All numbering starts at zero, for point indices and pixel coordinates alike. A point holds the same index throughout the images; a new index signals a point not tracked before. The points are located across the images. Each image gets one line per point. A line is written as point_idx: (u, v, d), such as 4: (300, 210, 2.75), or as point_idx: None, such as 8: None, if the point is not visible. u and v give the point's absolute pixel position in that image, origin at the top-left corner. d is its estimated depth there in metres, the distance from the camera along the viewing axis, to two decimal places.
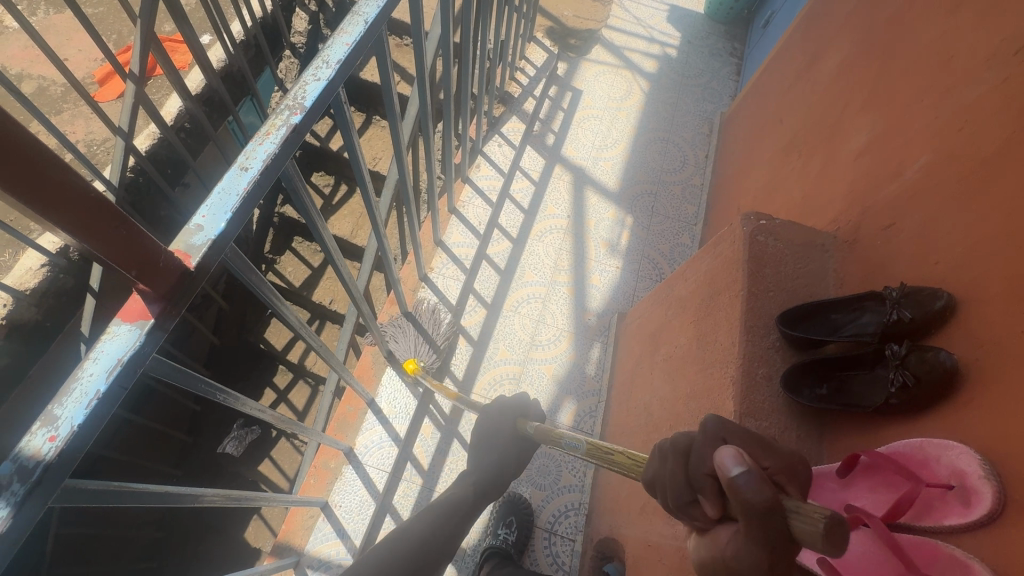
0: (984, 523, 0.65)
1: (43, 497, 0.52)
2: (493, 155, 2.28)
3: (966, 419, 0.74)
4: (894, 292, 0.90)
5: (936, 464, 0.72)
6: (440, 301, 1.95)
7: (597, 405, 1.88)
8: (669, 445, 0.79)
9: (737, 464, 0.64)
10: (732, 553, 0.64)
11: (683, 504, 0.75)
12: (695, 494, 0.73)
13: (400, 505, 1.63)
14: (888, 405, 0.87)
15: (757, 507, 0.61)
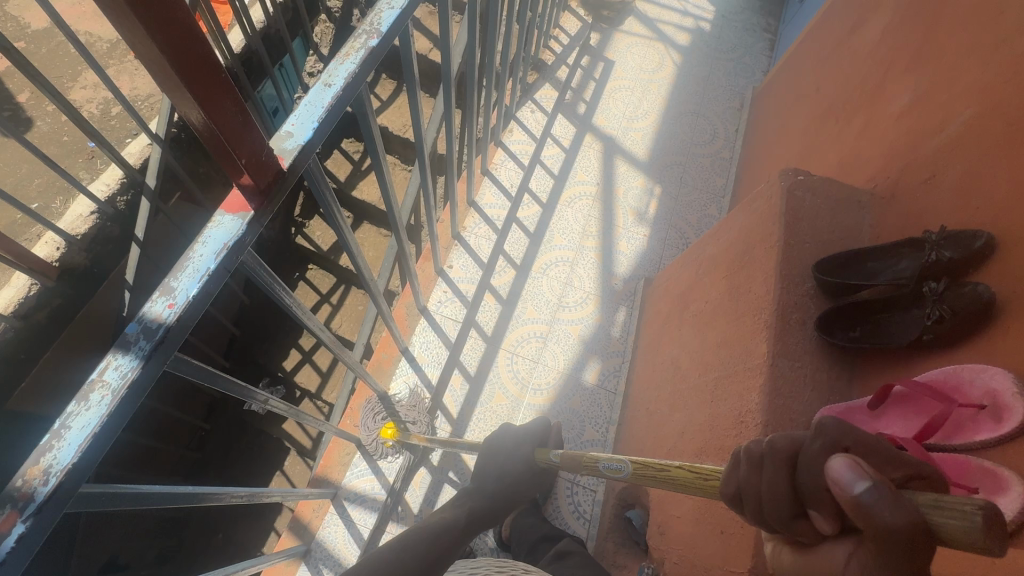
0: (1014, 434, 0.69)
1: (162, 357, 0.58)
2: (526, 120, 2.32)
3: (1003, 347, 0.78)
4: (933, 235, 0.93)
5: (969, 387, 0.76)
6: (472, 258, 2.01)
7: (621, 366, 1.93)
8: (761, 447, 0.62)
9: (859, 479, 0.52)
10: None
11: (785, 520, 0.60)
12: (802, 507, 0.59)
13: (430, 450, 1.71)
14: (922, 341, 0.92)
15: (904, 533, 0.48)
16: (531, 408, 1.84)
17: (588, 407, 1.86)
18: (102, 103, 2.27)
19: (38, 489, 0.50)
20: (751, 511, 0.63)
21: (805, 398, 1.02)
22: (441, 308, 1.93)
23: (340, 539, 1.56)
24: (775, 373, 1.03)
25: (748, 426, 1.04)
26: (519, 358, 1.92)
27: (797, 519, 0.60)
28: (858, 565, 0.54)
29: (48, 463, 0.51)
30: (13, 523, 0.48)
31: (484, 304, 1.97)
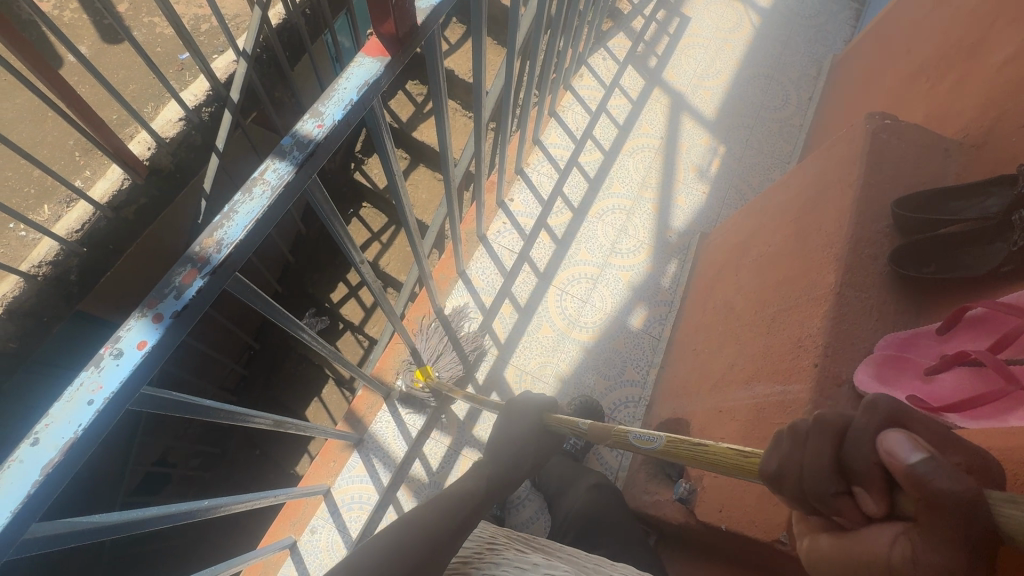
0: None
1: (310, 169, 0.65)
2: (597, 67, 2.33)
3: None
4: None
5: None
6: (533, 194, 2.07)
7: (668, 314, 1.96)
8: (810, 425, 0.64)
9: (914, 450, 0.54)
10: (903, 560, 0.54)
11: (825, 499, 0.61)
12: (849, 486, 0.60)
13: (475, 368, 1.82)
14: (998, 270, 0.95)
15: (956, 502, 0.50)
16: (576, 343, 1.90)
17: (631, 349, 1.90)
18: (194, 19, 2.38)
19: (213, 255, 0.58)
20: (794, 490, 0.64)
21: (868, 326, 1.04)
22: (499, 238, 1.99)
23: (389, 434, 1.68)
24: (840, 302, 1.06)
25: (807, 350, 1.07)
26: (569, 296, 1.96)
27: (841, 497, 0.61)
28: (902, 548, 0.55)
29: (219, 237, 0.59)
30: (193, 277, 0.57)
31: (539, 242, 2.01)
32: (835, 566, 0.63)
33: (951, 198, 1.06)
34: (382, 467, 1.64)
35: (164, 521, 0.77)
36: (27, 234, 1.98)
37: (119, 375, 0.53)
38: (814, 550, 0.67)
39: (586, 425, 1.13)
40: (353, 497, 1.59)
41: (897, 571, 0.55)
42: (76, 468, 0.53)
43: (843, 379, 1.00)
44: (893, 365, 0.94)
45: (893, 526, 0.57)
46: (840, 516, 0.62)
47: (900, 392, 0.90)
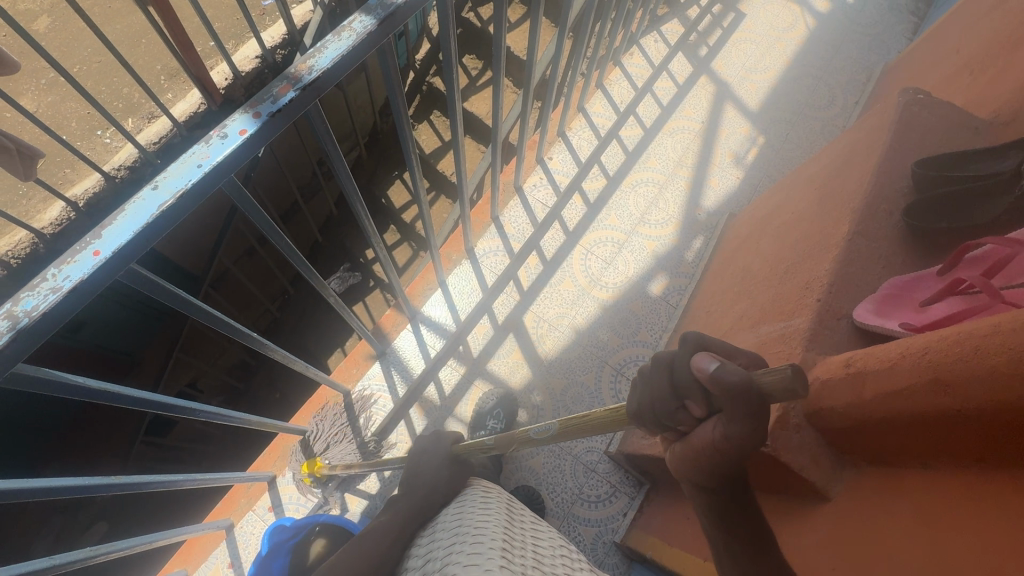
0: None
1: (389, 27, 0.77)
2: (648, 48, 2.43)
3: None
4: None
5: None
6: (572, 157, 2.17)
7: (687, 285, 2.01)
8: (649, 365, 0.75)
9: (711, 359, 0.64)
10: (723, 439, 0.65)
11: (667, 412, 0.72)
12: (680, 399, 0.71)
13: (497, 310, 1.91)
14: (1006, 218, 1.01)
15: (740, 391, 0.61)
16: (594, 300, 1.98)
17: (647, 313, 1.97)
18: None
19: (305, 75, 0.71)
20: (648, 419, 0.75)
21: (873, 272, 1.10)
22: (534, 192, 2.10)
23: (410, 352, 1.81)
24: (850, 248, 1.11)
25: (812, 290, 1.13)
26: (593, 256, 2.04)
27: (679, 412, 0.72)
28: (720, 431, 0.65)
29: (311, 63, 0.71)
30: (288, 89, 0.69)
31: (572, 203, 2.11)
32: (687, 466, 0.73)
33: (971, 162, 1.12)
34: (399, 380, 1.77)
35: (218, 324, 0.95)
36: (111, 141, 2.19)
37: (223, 149, 0.66)
38: (675, 460, 0.77)
39: (494, 442, 1.20)
40: (370, 403, 1.73)
41: (723, 450, 0.65)
42: (181, 219, 0.66)
43: (843, 314, 1.06)
44: (891, 301, 1.00)
45: (713, 419, 0.67)
46: (683, 425, 0.72)
47: (895, 320, 0.95)
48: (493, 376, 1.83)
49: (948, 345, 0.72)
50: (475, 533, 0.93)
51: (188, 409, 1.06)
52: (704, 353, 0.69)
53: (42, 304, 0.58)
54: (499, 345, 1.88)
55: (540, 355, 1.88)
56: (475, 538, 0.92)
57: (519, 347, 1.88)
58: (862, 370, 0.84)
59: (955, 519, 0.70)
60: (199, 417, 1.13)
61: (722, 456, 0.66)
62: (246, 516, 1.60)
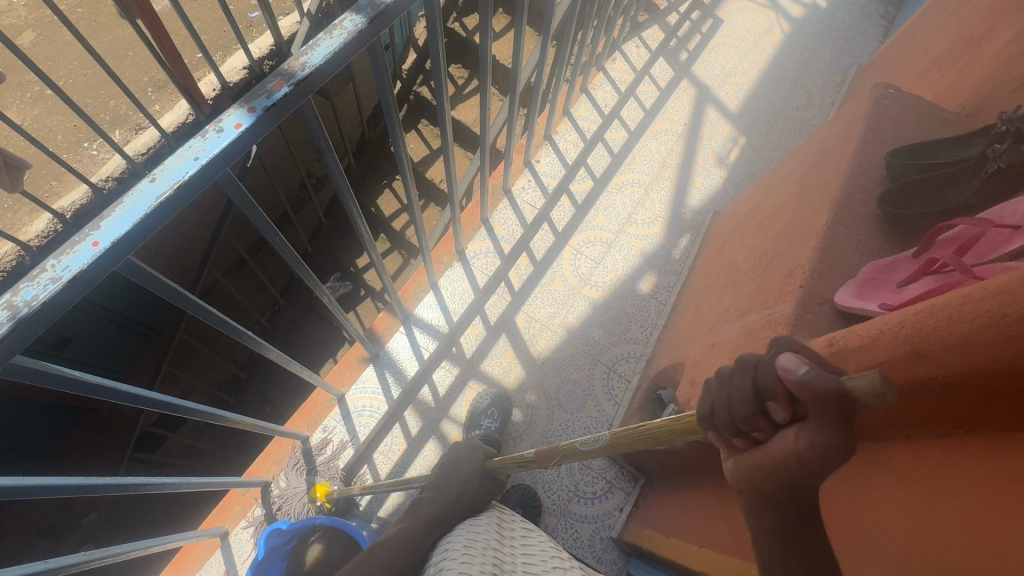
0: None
1: (380, 25, 0.79)
2: (630, 54, 2.49)
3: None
4: (1004, 118, 1.07)
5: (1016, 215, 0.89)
6: (559, 159, 2.20)
7: (675, 282, 2.05)
8: (731, 365, 0.67)
9: (802, 365, 0.58)
10: (808, 448, 0.57)
11: (742, 420, 0.64)
12: (759, 403, 0.63)
13: (490, 311, 1.93)
14: (972, 199, 1.07)
15: (831, 395, 0.54)
16: (585, 299, 2.00)
17: (638, 310, 2.00)
18: None
19: (298, 71, 0.73)
20: (719, 422, 0.67)
21: (853, 258, 1.14)
22: (522, 195, 2.13)
23: (404, 354, 1.81)
24: (829, 235, 1.15)
25: (795, 276, 1.16)
26: (583, 256, 2.07)
27: (757, 417, 0.64)
28: (803, 438, 0.58)
29: (304, 60, 0.74)
30: (282, 85, 0.72)
31: (560, 205, 2.14)
32: (758, 477, 0.65)
33: (938, 151, 1.18)
34: (393, 382, 1.77)
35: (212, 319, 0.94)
36: (99, 153, 2.19)
37: (219, 143, 0.68)
38: (738, 468, 0.69)
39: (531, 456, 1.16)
40: (364, 406, 1.73)
41: (807, 462, 0.58)
42: (178, 212, 0.67)
43: (825, 298, 1.09)
44: (871, 285, 1.04)
45: (796, 426, 0.59)
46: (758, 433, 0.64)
47: (873, 302, 0.99)
48: (487, 377, 1.84)
49: (921, 318, 0.75)
50: (466, 552, 0.97)
51: (187, 408, 1.06)
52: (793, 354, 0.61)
53: (41, 294, 0.58)
54: (492, 345, 1.89)
55: (532, 354, 1.89)
56: (467, 555, 0.96)
57: (512, 347, 1.90)
58: (841, 350, 0.86)
59: (941, 484, 0.72)
60: (195, 418, 1.13)
61: (803, 467, 0.58)
62: (241, 523, 1.59)
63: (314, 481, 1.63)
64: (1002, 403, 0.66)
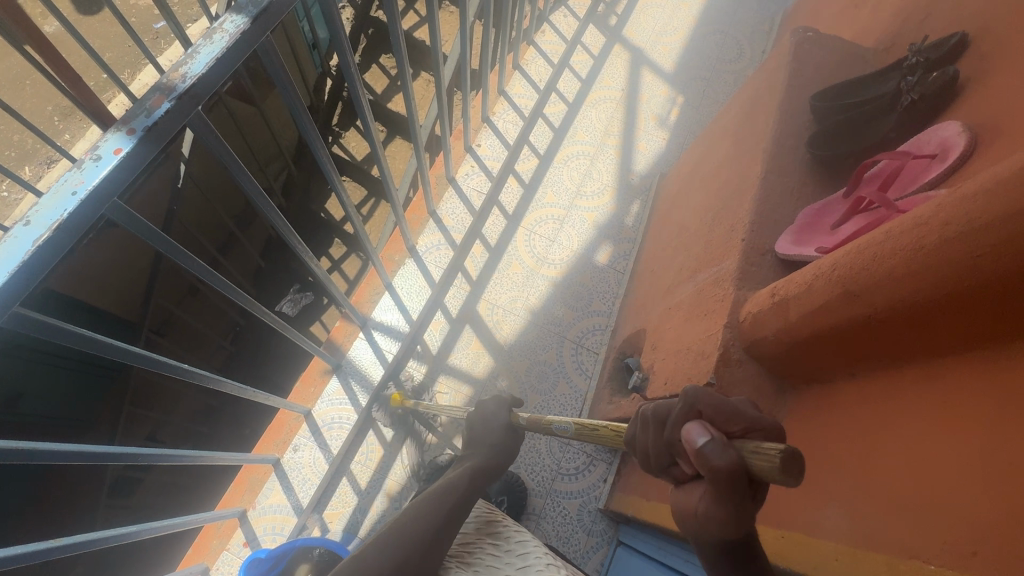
0: (957, 165, 0.83)
1: (264, 24, 0.73)
2: (558, 24, 2.44)
3: (966, 114, 0.93)
4: (915, 50, 1.09)
5: (931, 143, 0.91)
6: (501, 140, 2.15)
7: (631, 250, 2.06)
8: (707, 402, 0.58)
9: (702, 435, 0.55)
10: (703, 513, 0.57)
11: (662, 464, 0.63)
12: (671, 455, 0.61)
13: (450, 304, 1.90)
14: (894, 133, 1.09)
15: (725, 474, 0.52)
16: (545, 279, 1.99)
17: (597, 283, 2.00)
18: None
19: (178, 84, 0.67)
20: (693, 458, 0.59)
21: (789, 205, 1.15)
22: (467, 181, 2.07)
23: (367, 361, 1.76)
24: (764, 185, 1.16)
25: (737, 230, 1.17)
26: (537, 236, 2.05)
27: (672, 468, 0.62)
28: (704, 502, 0.57)
29: (184, 71, 0.67)
30: (162, 100, 0.66)
31: (508, 186, 2.12)
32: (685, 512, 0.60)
33: (857, 90, 1.20)
34: (360, 391, 1.72)
35: (123, 358, 0.84)
36: (10, 193, 2.05)
37: (98, 173, 0.62)
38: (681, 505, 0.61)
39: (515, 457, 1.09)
40: (333, 418, 1.68)
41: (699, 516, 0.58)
42: (65, 254, 0.62)
43: (766, 249, 1.10)
44: (806, 231, 1.05)
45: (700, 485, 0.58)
46: (736, 430, 0.57)
47: (809, 247, 1.00)
48: (456, 370, 1.82)
49: (852, 258, 0.76)
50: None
51: (142, 456, 0.98)
52: (694, 421, 0.57)
53: None
54: (456, 337, 1.87)
55: (498, 341, 1.88)
56: None
57: (478, 336, 1.88)
58: (784, 299, 0.87)
59: (890, 415, 0.73)
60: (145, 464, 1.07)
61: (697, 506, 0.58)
62: (221, 557, 1.53)
63: (293, 503, 1.59)
64: (930, 327, 0.67)
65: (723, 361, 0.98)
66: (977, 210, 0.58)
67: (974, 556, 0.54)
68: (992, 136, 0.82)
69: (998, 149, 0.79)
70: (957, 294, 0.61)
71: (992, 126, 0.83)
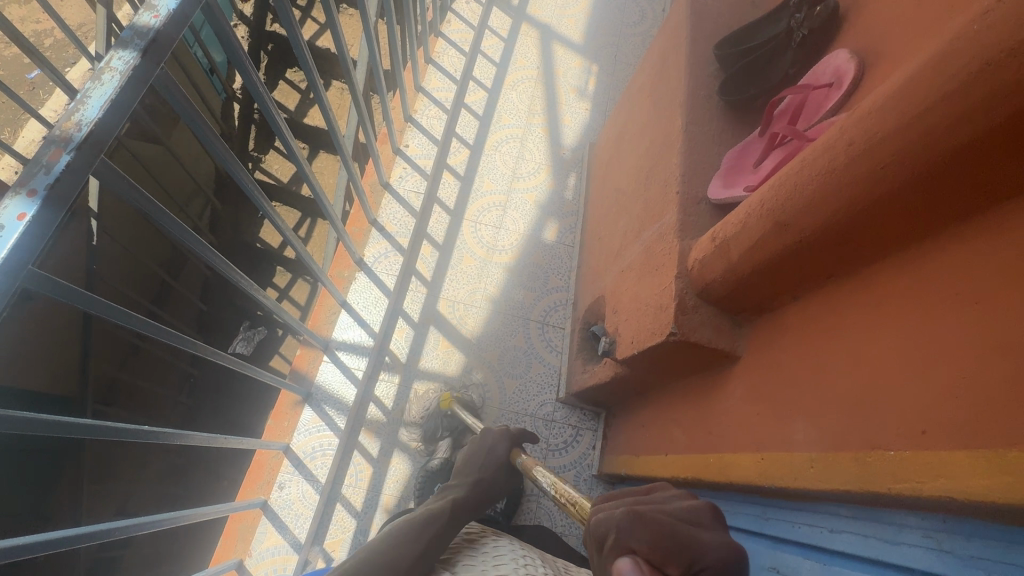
0: (852, 90, 0.90)
1: (157, 57, 0.69)
2: (462, 12, 2.42)
3: (851, 42, 1.00)
4: None
5: (826, 73, 0.98)
6: (428, 137, 2.12)
7: (576, 222, 2.10)
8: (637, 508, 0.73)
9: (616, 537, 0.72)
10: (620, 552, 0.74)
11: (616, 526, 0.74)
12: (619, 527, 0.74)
13: (409, 309, 1.88)
14: (792, 70, 1.16)
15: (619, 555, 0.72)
16: (498, 266, 2.00)
17: (550, 260, 2.03)
18: (35, 35, 2.29)
19: (75, 134, 0.62)
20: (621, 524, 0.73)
21: (713, 153, 1.21)
22: (403, 184, 2.04)
23: (337, 383, 1.71)
24: (687, 137, 1.21)
25: (670, 185, 1.21)
26: (482, 226, 2.06)
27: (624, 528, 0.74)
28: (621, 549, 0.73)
29: (77, 118, 0.63)
30: (60, 154, 0.61)
31: (444, 182, 2.10)
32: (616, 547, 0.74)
33: (754, 34, 1.27)
34: (337, 414, 1.68)
35: (65, 430, 0.75)
36: None
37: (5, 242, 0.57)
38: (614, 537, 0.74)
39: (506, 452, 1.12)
40: (314, 447, 1.63)
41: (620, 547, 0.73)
42: None
43: (700, 198, 1.15)
44: (733, 174, 1.11)
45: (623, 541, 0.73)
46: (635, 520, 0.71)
47: (738, 189, 1.05)
48: (428, 373, 1.81)
49: (776, 192, 0.81)
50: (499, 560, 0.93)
51: (118, 530, 0.92)
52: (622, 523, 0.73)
53: None
54: (423, 341, 1.85)
55: (465, 336, 1.88)
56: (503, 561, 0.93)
57: (444, 336, 1.87)
58: (724, 242, 0.93)
59: (833, 328, 0.79)
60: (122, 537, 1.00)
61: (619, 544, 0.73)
62: None
63: (290, 541, 1.52)
64: (854, 241, 0.73)
65: (681, 310, 1.03)
66: (873, 127, 0.63)
67: (924, 434, 0.59)
68: (877, 59, 0.89)
69: (884, 70, 0.86)
70: (870, 204, 0.67)
71: (875, 50, 0.91)
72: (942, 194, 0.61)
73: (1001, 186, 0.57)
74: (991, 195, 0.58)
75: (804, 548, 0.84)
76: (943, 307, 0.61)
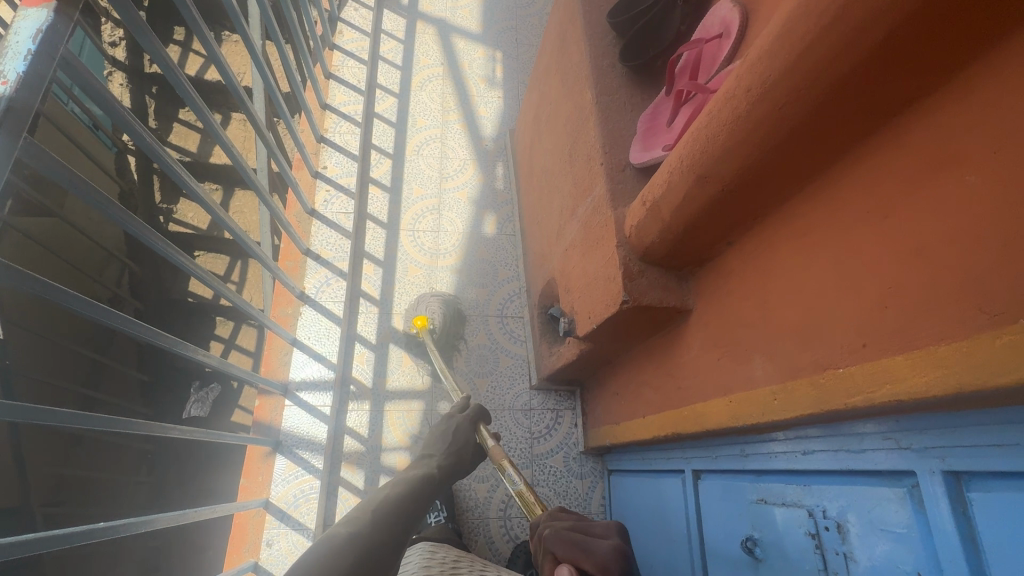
0: (740, 39, 0.94)
1: (15, 127, 0.61)
2: (353, 19, 2.34)
3: None
4: None
5: (714, 26, 1.02)
6: (345, 154, 2.02)
7: (513, 211, 2.10)
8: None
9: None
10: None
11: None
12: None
13: (364, 332, 1.82)
14: (682, 29, 1.21)
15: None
16: (445, 270, 1.98)
17: (495, 254, 2.02)
18: None
19: None
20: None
21: (628, 118, 1.23)
22: (330, 207, 1.94)
23: (306, 424, 1.62)
24: (601, 108, 1.23)
25: (594, 158, 1.23)
26: (420, 233, 2.02)
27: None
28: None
29: None
30: None
31: (372, 197, 2.04)
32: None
33: None
34: (312, 455, 1.59)
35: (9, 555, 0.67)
36: None
37: None
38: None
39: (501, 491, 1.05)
40: (296, 494, 1.54)
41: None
42: None
43: (624, 165, 1.18)
44: (649, 136, 1.14)
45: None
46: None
47: (657, 149, 1.08)
48: (398, 392, 1.78)
49: (692, 148, 0.83)
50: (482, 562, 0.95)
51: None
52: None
53: None
54: (385, 361, 1.81)
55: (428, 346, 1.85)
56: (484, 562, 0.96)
57: (405, 351, 1.83)
58: (655, 203, 0.95)
59: (769, 265, 0.82)
60: None
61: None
62: None
63: None
64: (772, 179, 0.76)
65: (629, 278, 1.05)
66: (767, 72, 0.66)
67: (865, 347, 0.63)
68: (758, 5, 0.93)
69: (767, 13, 0.90)
70: (777, 144, 0.70)
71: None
72: (839, 120, 0.64)
73: (888, 102, 0.60)
74: (882, 112, 0.61)
75: (783, 474, 0.89)
76: (860, 227, 0.65)
